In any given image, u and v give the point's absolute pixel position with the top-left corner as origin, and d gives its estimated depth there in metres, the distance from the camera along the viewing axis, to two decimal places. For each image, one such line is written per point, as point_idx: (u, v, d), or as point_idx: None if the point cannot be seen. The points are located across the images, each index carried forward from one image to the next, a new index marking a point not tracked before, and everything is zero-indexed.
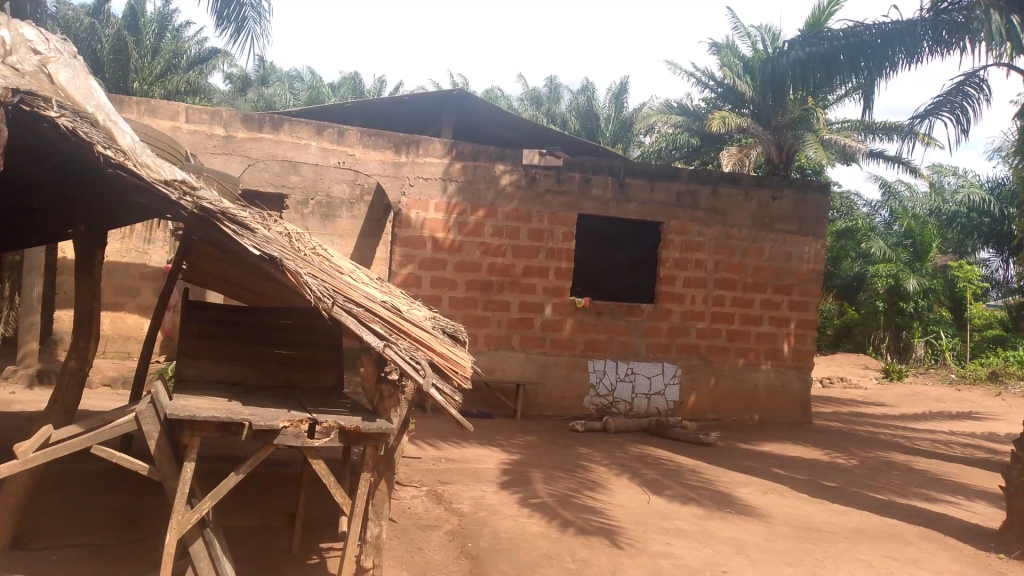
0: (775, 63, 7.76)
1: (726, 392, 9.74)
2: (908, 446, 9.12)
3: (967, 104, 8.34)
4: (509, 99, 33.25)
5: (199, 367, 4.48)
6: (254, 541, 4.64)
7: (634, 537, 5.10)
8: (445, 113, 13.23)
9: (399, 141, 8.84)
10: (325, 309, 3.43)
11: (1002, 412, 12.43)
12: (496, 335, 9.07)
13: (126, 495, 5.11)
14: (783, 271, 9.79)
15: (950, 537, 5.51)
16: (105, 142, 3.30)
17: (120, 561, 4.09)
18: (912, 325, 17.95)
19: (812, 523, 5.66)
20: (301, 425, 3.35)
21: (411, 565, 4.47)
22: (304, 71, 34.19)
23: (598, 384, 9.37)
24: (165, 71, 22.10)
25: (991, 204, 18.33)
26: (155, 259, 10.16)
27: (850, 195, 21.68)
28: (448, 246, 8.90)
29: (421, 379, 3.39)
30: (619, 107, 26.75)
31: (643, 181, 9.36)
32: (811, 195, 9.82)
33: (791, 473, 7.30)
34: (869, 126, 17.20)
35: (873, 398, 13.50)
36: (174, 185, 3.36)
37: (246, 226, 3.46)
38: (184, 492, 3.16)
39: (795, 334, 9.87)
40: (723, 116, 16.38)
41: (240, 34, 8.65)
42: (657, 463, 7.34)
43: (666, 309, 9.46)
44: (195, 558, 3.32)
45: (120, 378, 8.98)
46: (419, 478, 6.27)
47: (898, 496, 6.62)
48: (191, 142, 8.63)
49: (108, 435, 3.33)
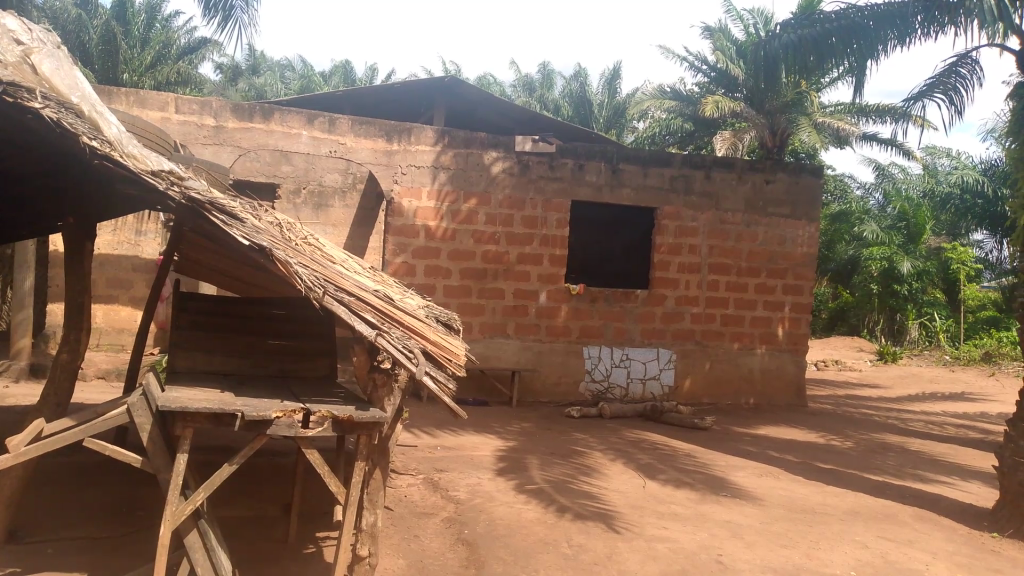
0: (768, 47, 7.78)
1: (722, 376, 9.75)
2: (903, 428, 9.14)
3: (961, 84, 8.31)
4: (502, 85, 33.19)
5: (191, 358, 4.47)
6: (250, 532, 4.64)
7: (631, 521, 5.11)
8: (437, 100, 13.20)
9: (390, 130, 8.79)
10: (316, 299, 3.41)
11: (996, 393, 12.47)
12: (491, 324, 9.06)
13: (121, 487, 5.11)
14: (777, 255, 9.79)
15: (944, 518, 5.53)
16: (91, 133, 3.27)
17: (116, 552, 4.09)
18: (906, 307, 17.91)
19: (808, 505, 5.68)
20: (294, 415, 3.35)
21: (409, 553, 4.48)
22: (295, 60, 34.02)
23: (594, 370, 9.37)
24: (155, 61, 22.00)
25: (984, 185, 17.90)
26: (148, 251, 10.13)
27: (843, 178, 21.70)
28: (441, 234, 8.87)
29: (413, 368, 3.37)
30: (613, 93, 26.71)
31: (636, 167, 9.33)
32: (805, 178, 9.80)
33: (786, 456, 7.31)
34: (862, 109, 17.15)
35: (868, 380, 13.58)
36: (161, 176, 3.33)
37: (236, 216, 3.42)
38: (177, 483, 3.16)
39: (789, 318, 9.88)
40: (716, 100, 16.23)
41: (227, 23, 8.57)
42: (653, 449, 7.35)
43: (660, 294, 9.46)
44: (190, 548, 3.30)
45: (114, 371, 9.00)
46: (416, 466, 6.28)
47: (894, 478, 6.65)
48: (181, 132, 8.56)
49: (101, 427, 3.31)
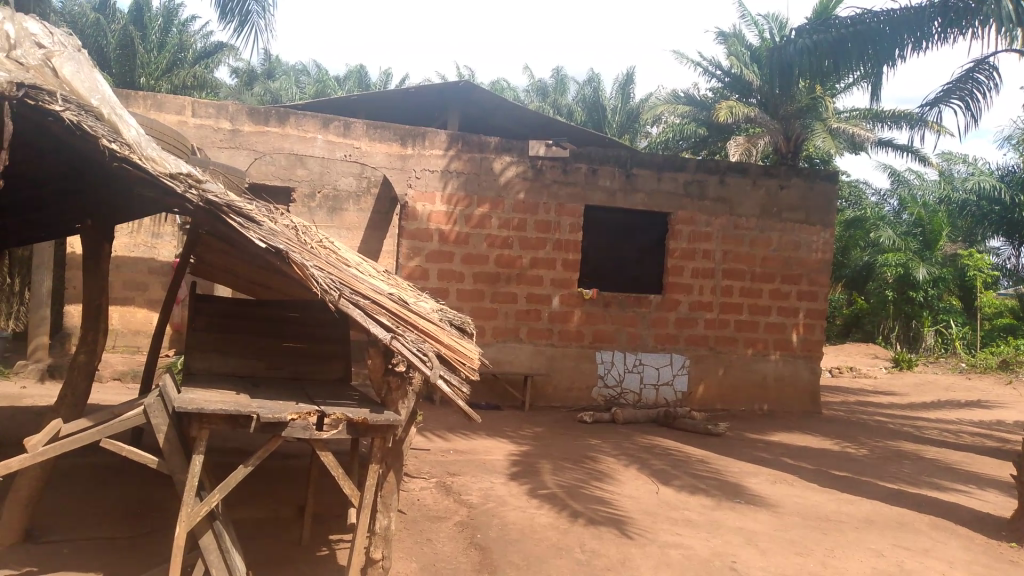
0: (783, 52, 7.73)
1: (736, 383, 9.72)
2: (919, 436, 9.07)
3: (978, 90, 8.26)
4: (515, 90, 33.23)
5: (208, 360, 4.51)
6: (264, 534, 4.65)
7: (644, 527, 5.10)
8: (451, 105, 13.22)
9: (405, 134, 8.80)
10: (332, 302, 3.43)
11: (1013, 401, 12.35)
12: (504, 328, 9.05)
13: (137, 487, 5.15)
14: (792, 261, 9.75)
15: (961, 527, 5.48)
16: (110, 136, 3.30)
17: (131, 553, 4.11)
18: (921, 314, 17.79)
19: (823, 513, 5.64)
20: (309, 417, 3.36)
21: (421, 556, 4.48)
22: (310, 64, 34.31)
23: (606, 375, 9.35)
24: (171, 65, 22.16)
25: (1001, 192, 17.64)
26: (164, 253, 10.20)
27: (858, 184, 21.58)
28: (454, 238, 8.88)
29: (428, 370, 3.38)
30: (626, 98, 26.68)
31: (650, 171, 9.32)
32: (819, 183, 9.76)
33: (800, 463, 7.27)
34: (877, 114, 17.08)
35: (884, 387, 13.49)
36: (180, 178, 3.36)
37: (252, 219, 3.45)
38: (193, 484, 3.17)
39: (804, 324, 9.83)
40: (730, 106, 16.21)
41: (244, 28, 8.63)
42: (666, 454, 7.33)
43: (673, 300, 9.44)
44: (205, 550, 3.32)
45: (130, 372, 9.08)
46: (429, 470, 6.28)
47: (909, 486, 6.59)
48: (197, 136, 8.58)
49: (118, 428, 3.34)
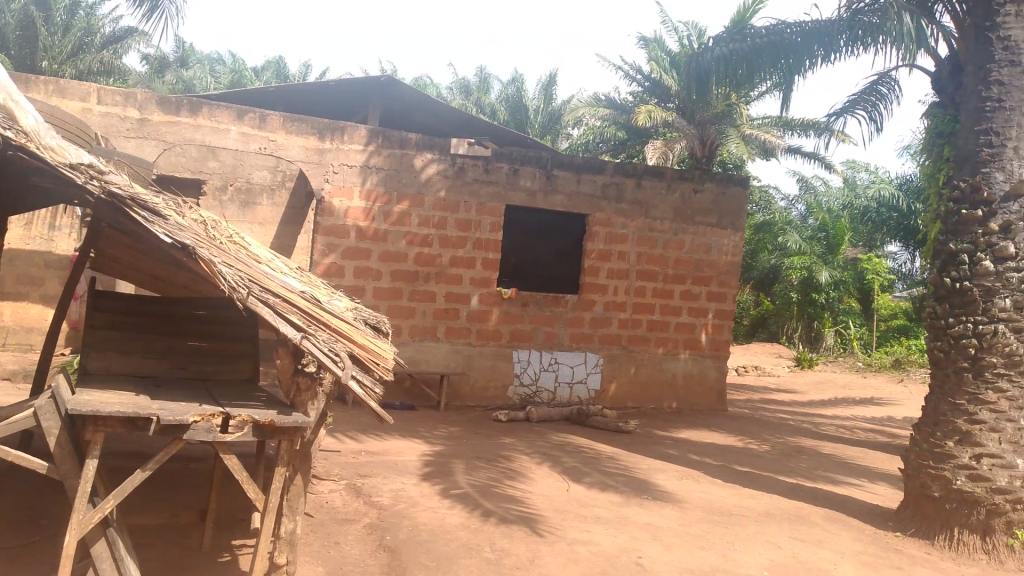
0: (700, 59, 7.94)
1: (646, 381, 9.93)
2: (817, 432, 9.46)
3: (880, 102, 8.67)
4: (438, 88, 33.12)
5: (106, 359, 4.33)
6: (162, 540, 4.49)
7: (553, 525, 5.15)
8: (372, 100, 13.02)
9: (322, 127, 8.62)
10: (241, 300, 3.34)
11: (903, 398, 13.03)
12: (420, 326, 9.00)
13: (26, 492, 4.90)
14: (702, 262, 10.03)
15: (853, 519, 5.74)
16: (4, 121, 3.12)
17: (15, 564, 3.91)
18: (823, 315, 18.64)
19: (725, 507, 5.82)
20: (213, 419, 3.26)
21: (327, 560, 4.41)
22: (225, 54, 33.43)
23: (522, 373, 9.43)
24: (76, 50, 21.25)
25: (899, 199, 18.59)
26: (62, 247, 9.74)
27: (768, 189, 22.33)
28: (372, 235, 8.78)
29: (340, 371, 3.33)
30: (548, 99, 26.92)
31: (570, 173, 9.42)
32: (732, 188, 10.08)
33: (706, 459, 7.48)
34: (788, 122, 17.74)
35: (786, 385, 14.03)
36: (80, 169, 3.20)
37: (158, 213, 3.33)
38: (85, 490, 3.04)
39: (713, 324, 10.14)
40: (649, 110, 16.59)
41: (154, 14, 8.31)
42: (578, 452, 7.43)
43: (589, 300, 9.56)
44: (97, 558, 3.18)
45: (21, 372, 8.63)
46: (339, 471, 6.19)
47: (807, 480, 6.87)
48: (103, 125, 8.14)
49: (4, 432, 3.16)
